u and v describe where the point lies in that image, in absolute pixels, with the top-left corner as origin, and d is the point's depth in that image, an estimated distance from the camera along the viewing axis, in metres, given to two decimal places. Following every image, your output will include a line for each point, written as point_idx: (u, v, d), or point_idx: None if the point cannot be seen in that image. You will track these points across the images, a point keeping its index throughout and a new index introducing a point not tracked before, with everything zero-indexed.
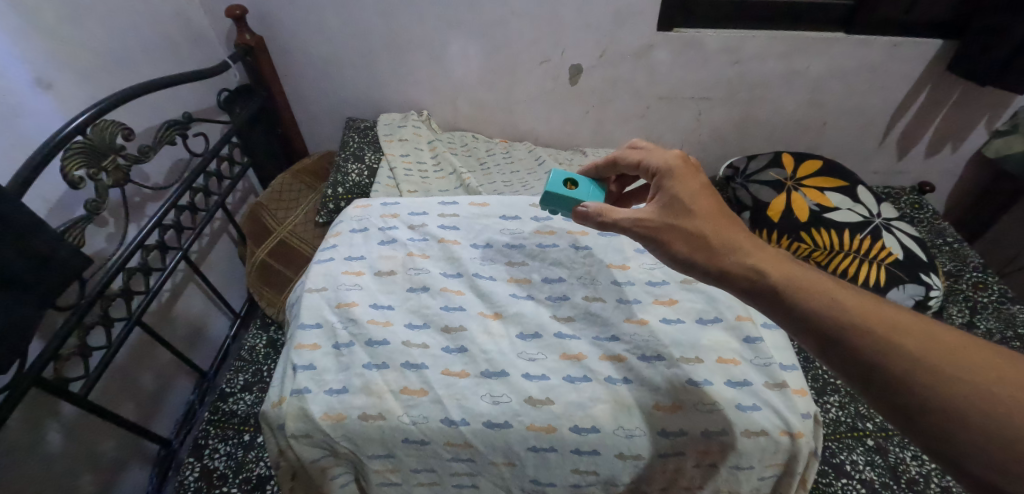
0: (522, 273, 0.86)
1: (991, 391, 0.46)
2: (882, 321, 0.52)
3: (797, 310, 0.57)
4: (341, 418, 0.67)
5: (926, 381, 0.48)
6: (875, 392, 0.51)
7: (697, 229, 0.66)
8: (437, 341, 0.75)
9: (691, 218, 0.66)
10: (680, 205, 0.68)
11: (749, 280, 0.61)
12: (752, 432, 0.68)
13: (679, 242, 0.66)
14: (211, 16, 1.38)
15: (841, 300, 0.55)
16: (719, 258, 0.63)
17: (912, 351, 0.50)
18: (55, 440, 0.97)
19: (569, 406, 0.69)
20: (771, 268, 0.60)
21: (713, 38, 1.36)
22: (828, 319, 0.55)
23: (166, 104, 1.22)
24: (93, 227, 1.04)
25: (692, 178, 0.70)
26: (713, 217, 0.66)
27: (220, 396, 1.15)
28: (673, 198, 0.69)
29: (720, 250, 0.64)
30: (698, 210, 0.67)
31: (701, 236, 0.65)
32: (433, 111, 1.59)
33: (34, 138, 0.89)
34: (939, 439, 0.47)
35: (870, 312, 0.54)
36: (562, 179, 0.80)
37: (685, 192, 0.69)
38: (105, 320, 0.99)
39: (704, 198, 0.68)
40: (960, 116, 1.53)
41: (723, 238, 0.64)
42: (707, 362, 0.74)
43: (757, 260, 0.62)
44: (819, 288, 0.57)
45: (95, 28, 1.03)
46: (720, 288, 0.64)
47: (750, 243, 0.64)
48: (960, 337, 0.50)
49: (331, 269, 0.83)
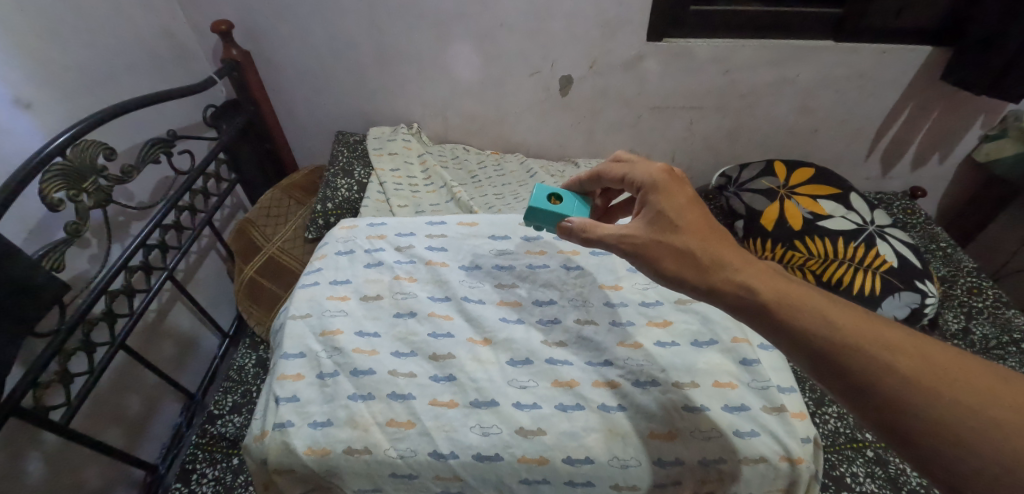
0: (511, 295, 0.84)
1: (987, 414, 0.45)
2: (875, 340, 0.51)
3: (788, 329, 0.56)
4: (326, 452, 0.65)
5: (923, 403, 0.47)
6: (870, 413, 0.49)
7: (685, 245, 0.64)
8: (424, 369, 0.73)
9: (678, 234, 0.65)
10: (667, 220, 0.67)
11: (740, 297, 0.60)
12: (751, 460, 0.67)
13: (668, 258, 0.65)
14: (197, 31, 1.37)
15: (833, 317, 0.54)
16: (708, 275, 0.62)
17: (906, 371, 0.48)
18: (36, 469, 0.93)
19: (561, 436, 0.67)
20: (761, 285, 0.59)
21: (703, 47, 1.36)
22: (819, 336, 0.53)
23: (151, 122, 1.20)
24: (75, 249, 1.01)
25: (678, 193, 0.69)
26: (701, 232, 0.65)
27: (207, 419, 1.13)
28: (658, 213, 0.67)
29: (710, 266, 0.62)
30: (685, 226, 0.65)
31: (690, 252, 0.63)
32: (423, 124, 1.58)
33: (13, 159, 0.87)
34: (937, 463, 0.46)
35: (863, 330, 0.52)
36: (545, 194, 0.79)
37: (671, 207, 0.67)
38: (87, 345, 0.96)
39: (691, 214, 0.67)
40: (949, 121, 1.53)
41: (712, 254, 0.63)
42: (704, 387, 0.72)
43: (747, 277, 0.60)
44: (811, 306, 0.56)
45: (76, 46, 1.01)
46: (710, 305, 0.62)
47: (740, 259, 0.62)
48: (955, 356, 0.49)
49: (315, 294, 0.81)
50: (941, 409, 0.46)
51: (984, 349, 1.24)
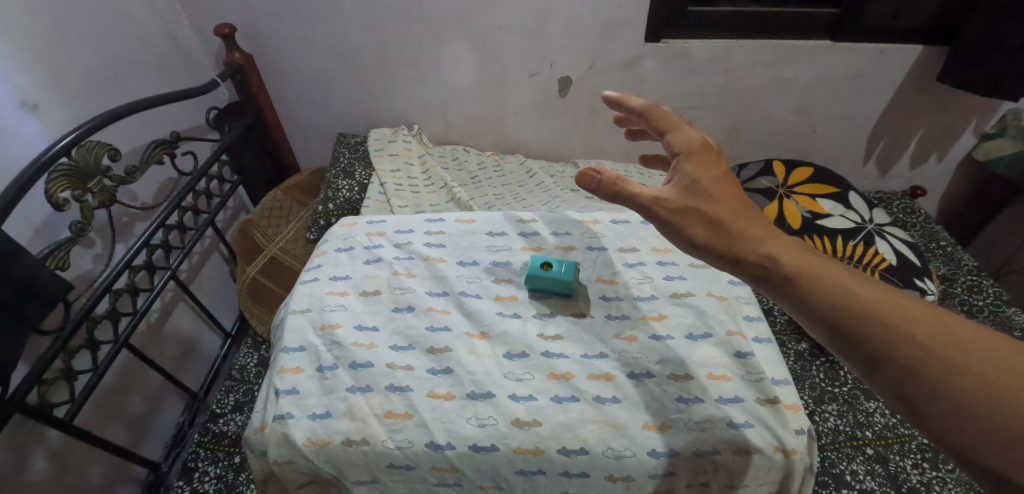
0: (508, 291, 0.84)
1: (999, 382, 0.44)
2: (894, 310, 0.50)
3: (807, 297, 0.55)
4: (325, 443, 0.66)
5: (938, 371, 0.46)
6: (883, 379, 0.49)
7: (715, 215, 0.64)
8: (422, 362, 0.74)
9: (709, 203, 0.64)
10: (699, 188, 0.65)
11: (762, 267, 0.59)
12: (745, 451, 0.67)
13: (697, 226, 0.64)
14: (200, 34, 1.38)
15: (853, 287, 0.53)
16: (733, 244, 0.61)
17: (922, 339, 0.48)
18: (39, 466, 0.94)
19: (556, 428, 0.67)
20: (785, 255, 0.58)
21: (701, 48, 1.37)
22: (837, 305, 0.53)
23: (155, 124, 1.21)
24: (80, 249, 1.02)
25: (712, 165, 0.67)
26: (731, 204, 0.64)
27: (210, 417, 1.14)
28: (693, 181, 0.66)
29: (736, 236, 0.62)
30: (717, 196, 0.65)
31: (719, 221, 0.63)
32: (423, 125, 1.59)
33: (20, 160, 0.88)
34: (945, 429, 0.45)
35: (884, 300, 0.51)
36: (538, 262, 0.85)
37: (705, 177, 0.66)
38: (91, 343, 0.97)
39: (723, 185, 0.66)
40: (948, 120, 1.54)
41: (739, 225, 0.62)
42: (698, 379, 0.72)
43: (771, 248, 0.60)
44: (831, 277, 0.55)
45: (81, 49, 1.03)
46: (734, 275, 0.62)
47: (766, 231, 0.62)
48: (971, 326, 0.48)
49: (315, 290, 0.83)
50: (953, 376, 0.46)
51: None
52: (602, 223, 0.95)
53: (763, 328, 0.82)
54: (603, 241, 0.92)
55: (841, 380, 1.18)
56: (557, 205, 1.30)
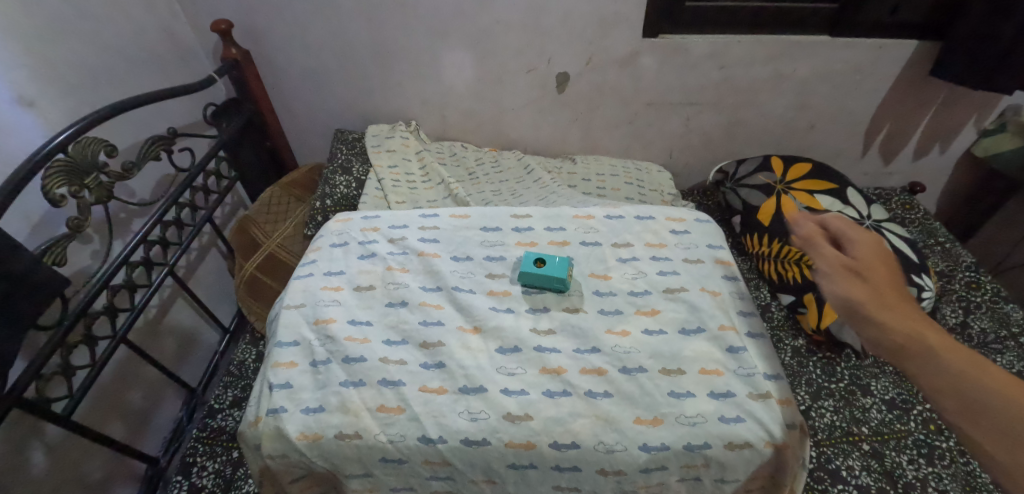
0: (501, 286, 0.84)
1: None
2: (993, 376, 0.57)
3: (916, 365, 0.61)
4: (317, 437, 0.67)
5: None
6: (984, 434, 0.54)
7: (863, 298, 0.70)
8: (415, 357, 0.74)
9: (864, 284, 0.71)
10: (852, 273, 0.74)
11: (879, 338, 0.65)
12: (736, 446, 0.68)
13: (856, 289, 0.71)
14: (198, 30, 1.38)
15: (952, 358, 0.60)
16: (882, 304, 0.68)
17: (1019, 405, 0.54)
18: (39, 460, 0.95)
19: (548, 422, 0.68)
20: (901, 326, 0.65)
21: (699, 43, 1.36)
22: (956, 370, 0.59)
23: (152, 120, 1.21)
24: (77, 245, 1.03)
25: (879, 261, 0.75)
26: (888, 290, 0.70)
27: (208, 412, 1.14)
28: (846, 271, 0.74)
29: (885, 305, 0.68)
30: (868, 275, 0.73)
31: (857, 304, 0.69)
32: (421, 121, 1.59)
33: (17, 156, 0.89)
34: None
35: (983, 368, 0.58)
36: (532, 259, 0.84)
37: (864, 265, 0.74)
38: (89, 339, 0.98)
39: (880, 272, 0.73)
40: (947, 117, 1.54)
41: (886, 303, 0.68)
42: (691, 374, 0.73)
43: (891, 320, 0.66)
44: (942, 345, 0.61)
45: (78, 45, 1.03)
46: (867, 346, 0.66)
47: (895, 307, 0.68)
48: None
49: (310, 285, 0.83)
50: None
51: (981, 343, 1.25)
52: (597, 218, 0.96)
53: (757, 323, 0.82)
54: (597, 236, 0.92)
55: (837, 376, 1.18)
56: (555, 201, 1.31)
